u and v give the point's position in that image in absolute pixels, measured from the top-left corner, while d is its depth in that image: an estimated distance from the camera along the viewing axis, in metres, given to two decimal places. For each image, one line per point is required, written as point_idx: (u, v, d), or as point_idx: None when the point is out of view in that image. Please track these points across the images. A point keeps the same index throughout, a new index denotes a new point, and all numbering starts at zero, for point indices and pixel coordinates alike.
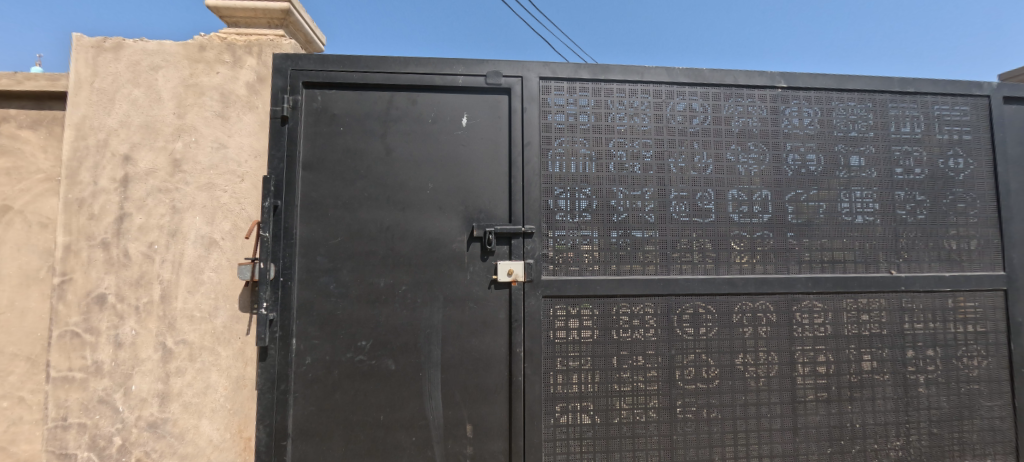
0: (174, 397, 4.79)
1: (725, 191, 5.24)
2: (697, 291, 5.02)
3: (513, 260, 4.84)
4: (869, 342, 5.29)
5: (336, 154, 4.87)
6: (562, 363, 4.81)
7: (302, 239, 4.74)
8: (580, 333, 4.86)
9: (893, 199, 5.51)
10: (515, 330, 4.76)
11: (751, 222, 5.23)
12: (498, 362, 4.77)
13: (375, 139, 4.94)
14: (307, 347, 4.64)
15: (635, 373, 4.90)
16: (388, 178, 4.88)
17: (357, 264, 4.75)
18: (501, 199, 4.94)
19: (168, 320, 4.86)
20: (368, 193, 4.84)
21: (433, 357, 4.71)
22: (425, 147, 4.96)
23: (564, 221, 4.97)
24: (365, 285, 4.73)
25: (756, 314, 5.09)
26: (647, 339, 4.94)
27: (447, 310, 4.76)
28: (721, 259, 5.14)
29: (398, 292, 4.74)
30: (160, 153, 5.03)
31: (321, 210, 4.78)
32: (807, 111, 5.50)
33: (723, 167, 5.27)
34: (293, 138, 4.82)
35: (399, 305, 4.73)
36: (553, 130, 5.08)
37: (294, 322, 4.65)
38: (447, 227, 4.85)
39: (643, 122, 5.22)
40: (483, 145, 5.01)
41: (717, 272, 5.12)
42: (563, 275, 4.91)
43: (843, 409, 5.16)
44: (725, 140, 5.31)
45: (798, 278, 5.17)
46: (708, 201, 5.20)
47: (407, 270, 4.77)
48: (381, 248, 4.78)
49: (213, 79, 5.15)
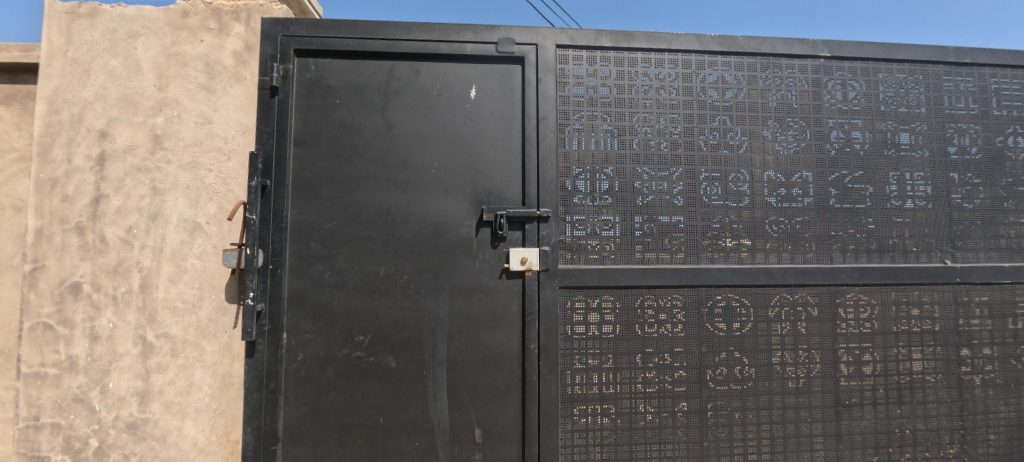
0: (155, 396, 4.38)
1: (761, 172, 4.73)
2: (731, 282, 4.52)
3: (526, 247, 4.36)
4: (920, 340, 4.77)
5: (331, 129, 4.40)
6: (581, 362, 4.34)
7: (294, 222, 4.27)
8: (600, 329, 4.38)
9: (947, 182, 4.97)
10: (529, 325, 4.29)
11: (790, 207, 4.72)
12: (510, 360, 4.30)
13: (374, 112, 4.46)
14: (299, 342, 4.17)
15: (661, 373, 4.42)
16: (388, 156, 4.41)
17: (354, 250, 4.29)
18: (515, 179, 4.47)
19: (148, 311, 4.43)
20: (366, 173, 4.37)
21: (437, 354, 4.25)
22: (429, 122, 4.48)
23: (583, 204, 4.48)
24: (363, 274, 4.27)
25: (795, 308, 4.60)
26: (674, 336, 4.45)
27: (454, 302, 4.30)
28: (756, 247, 4.64)
29: (400, 282, 4.28)
30: (140, 129, 4.59)
31: (314, 191, 4.32)
32: (852, 84, 4.97)
33: (759, 145, 4.75)
34: (284, 111, 4.35)
35: (401, 296, 4.27)
36: (571, 103, 4.59)
37: (284, 315, 4.18)
38: (455, 210, 4.38)
39: (670, 96, 4.71)
40: (493, 120, 4.53)
41: (752, 262, 4.61)
42: (581, 264, 4.43)
43: (890, 413, 4.67)
44: (762, 115, 4.79)
45: (842, 269, 4.66)
46: (742, 183, 4.70)
47: (410, 258, 4.31)
48: (381, 233, 4.31)
49: (198, 47, 4.69)
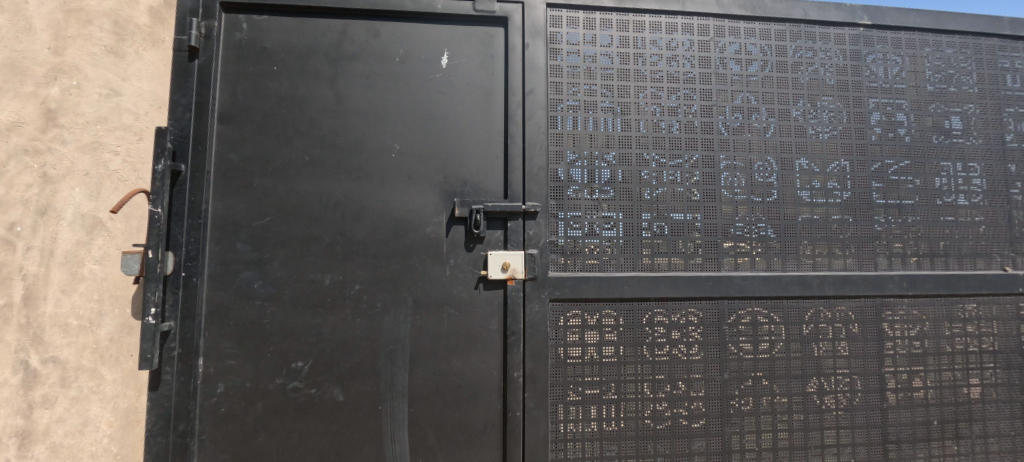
0: (40, 437, 3.41)
1: (792, 160, 3.95)
2: (758, 293, 3.72)
3: (508, 251, 3.51)
4: (980, 362, 4.00)
5: (266, 102, 3.52)
6: (576, 393, 3.50)
7: (215, 218, 3.38)
8: (599, 351, 3.55)
9: (1005, 175, 4.23)
10: (512, 347, 3.45)
11: (826, 202, 3.94)
12: (488, 391, 3.45)
13: (320, 82, 3.57)
14: (219, 370, 3.28)
15: (674, 406, 3.60)
16: (337, 135, 3.53)
17: (292, 253, 3.40)
18: (496, 166, 3.63)
19: (32, 331, 3.43)
20: (310, 157, 3.49)
21: (396, 385, 3.38)
22: (390, 95, 3.62)
23: (579, 198, 3.66)
24: (302, 283, 3.38)
25: (834, 325, 3.81)
26: (690, 360, 3.63)
27: (417, 318, 3.44)
28: (788, 251, 3.84)
29: (350, 294, 3.40)
30: (27, 99, 3.53)
31: (243, 179, 3.43)
32: (895, 58, 4.21)
33: (789, 128, 3.97)
34: (206, 79, 3.47)
35: (351, 312, 3.39)
36: (564, 75, 3.76)
37: (201, 335, 3.28)
38: (422, 204, 3.52)
39: (684, 68, 3.91)
40: (469, 93, 3.69)
41: (782, 269, 3.81)
42: (577, 272, 3.59)
43: (946, 451, 3.89)
44: (792, 93, 4.01)
45: (888, 277, 3.89)
46: (770, 174, 3.90)
47: (363, 263, 3.44)
48: (328, 231, 3.43)
49: (104, 2, 3.75)
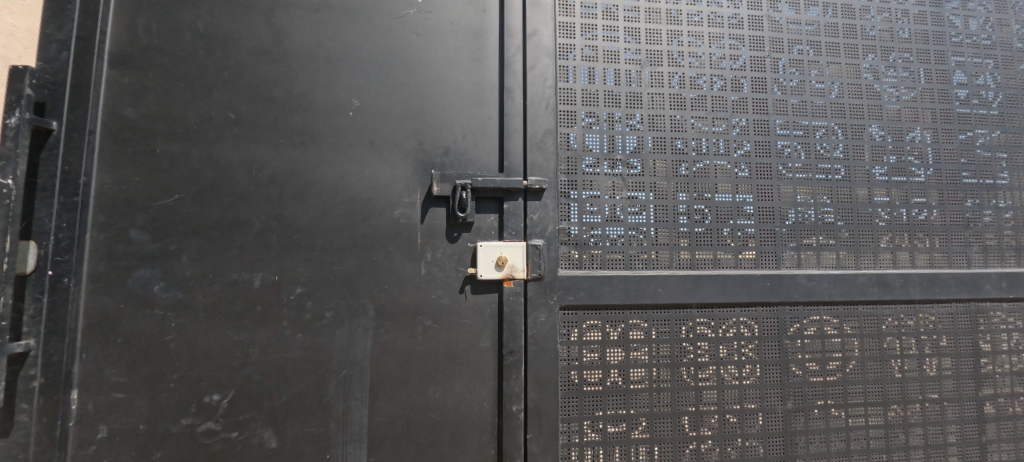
0: None
1: (864, 127, 3.16)
2: (829, 297, 2.89)
3: (504, 241, 2.61)
4: None
5: (175, 39, 2.57)
6: (595, 432, 2.63)
7: (100, 196, 2.44)
8: (626, 375, 2.67)
9: None
10: (509, 371, 2.56)
11: (905, 181, 3.16)
12: (478, 431, 2.55)
13: (251, 13, 2.62)
14: (101, 408, 2.35)
15: (725, 448, 2.72)
16: (275, 86, 2.60)
17: (208, 245, 2.46)
18: (489, 129, 2.74)
19: None
20: (236, 113, 2.56)
21: (352, 424, 2.47)
22: (347, 34, 2.69)
23: (596, 173, 2.79)
24: (221, 286, 2.44)
25: (920, 338, 2.99)
26: (743, 385, 2.77)
27: (382, 334, 2.51)
28: (861, 242, 3.03)
29: (288, 301, 2.47)
30: None
31: (141, 143, 2.49)
32: (983, 6, 3.40)
33: (859, 88, 3.18)
34: (88, 5, 2.50)
35: (290, 325, 2.45)
36: (578, 14, 2.87)
37: (76, 359, 2.35)
38: (389, 178, 2.61)
39: (730, 10, 3.05)
40: (455, 34, 2.77)
41: (857, 267, 2.98)
42: (596, 270, 2.68)
43: None
44: (861, 45, 3.22)
45: (985, 276, 3.08)
46: (835, 146, 3.11)
47: (307, 259, 2.50)
48: (259, 215, 2.50)
49: None
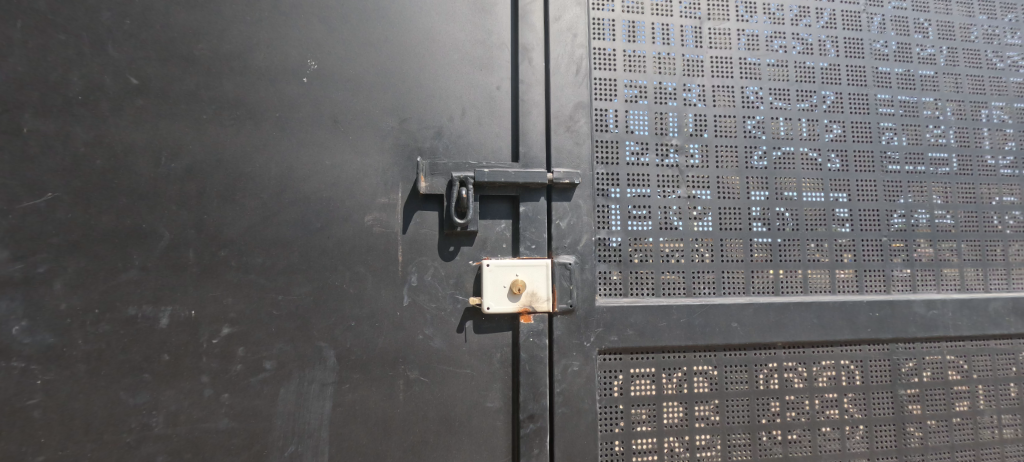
0: None
1: (983, 105, 2.49)
2: (953, 331, 2.21)
3: (520, 260, 1.86)
4: None
5: None
6: None
7: None
8: (690, 444, 1.93)
9: None
10: (529, 444, 1.80)
11: None
12: None
13: None
14: None
15: None
16: (197, 40, 1.83)
17: (94, 267, 1.69)
18: (499, 102, 1.98)
19: None
20: (139, 77, 1.79)
21: None
22: None
23: (643, 163, 2.06)
24: (112, 326, 1.68)
25: None
26: (845, 451, 2.06)
27: (346, 393, 1.75)
28: (986, 256, 2.35)
29: (209, 347, 1.70)
30: None
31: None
32: None
33: (973, 57, 2.52)
34: None
35: (210, 382, 1.68)
36: None
37: None
38: (359, 169, 1.85)
39: None
40: None
41: (987, 289, 2.32)
42: (647, 298, 1.95)
43: None
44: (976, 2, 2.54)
45: None
46: (944, 131, 2.45)
47: (239, 285, 1.73)
48: (171, 223, 1.74)
49: None
